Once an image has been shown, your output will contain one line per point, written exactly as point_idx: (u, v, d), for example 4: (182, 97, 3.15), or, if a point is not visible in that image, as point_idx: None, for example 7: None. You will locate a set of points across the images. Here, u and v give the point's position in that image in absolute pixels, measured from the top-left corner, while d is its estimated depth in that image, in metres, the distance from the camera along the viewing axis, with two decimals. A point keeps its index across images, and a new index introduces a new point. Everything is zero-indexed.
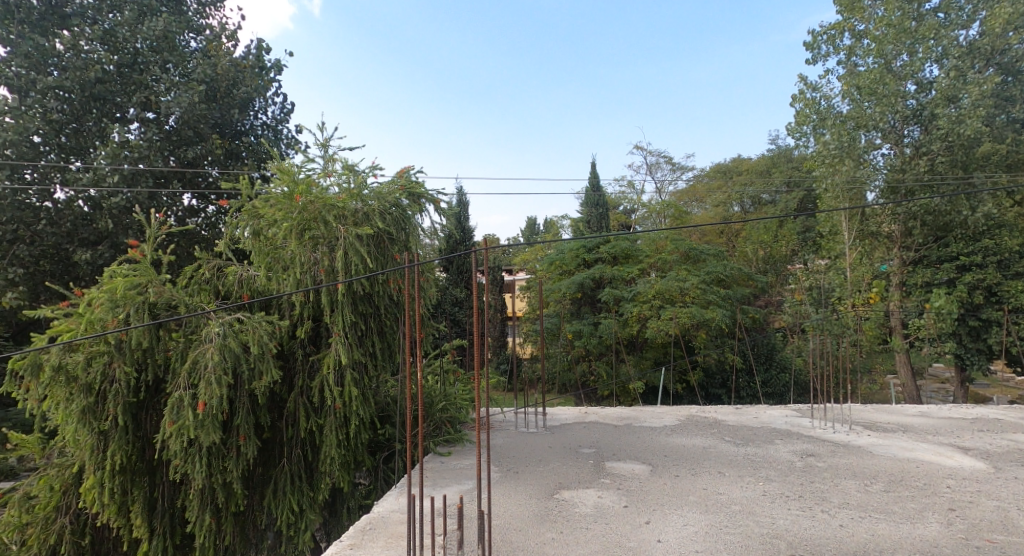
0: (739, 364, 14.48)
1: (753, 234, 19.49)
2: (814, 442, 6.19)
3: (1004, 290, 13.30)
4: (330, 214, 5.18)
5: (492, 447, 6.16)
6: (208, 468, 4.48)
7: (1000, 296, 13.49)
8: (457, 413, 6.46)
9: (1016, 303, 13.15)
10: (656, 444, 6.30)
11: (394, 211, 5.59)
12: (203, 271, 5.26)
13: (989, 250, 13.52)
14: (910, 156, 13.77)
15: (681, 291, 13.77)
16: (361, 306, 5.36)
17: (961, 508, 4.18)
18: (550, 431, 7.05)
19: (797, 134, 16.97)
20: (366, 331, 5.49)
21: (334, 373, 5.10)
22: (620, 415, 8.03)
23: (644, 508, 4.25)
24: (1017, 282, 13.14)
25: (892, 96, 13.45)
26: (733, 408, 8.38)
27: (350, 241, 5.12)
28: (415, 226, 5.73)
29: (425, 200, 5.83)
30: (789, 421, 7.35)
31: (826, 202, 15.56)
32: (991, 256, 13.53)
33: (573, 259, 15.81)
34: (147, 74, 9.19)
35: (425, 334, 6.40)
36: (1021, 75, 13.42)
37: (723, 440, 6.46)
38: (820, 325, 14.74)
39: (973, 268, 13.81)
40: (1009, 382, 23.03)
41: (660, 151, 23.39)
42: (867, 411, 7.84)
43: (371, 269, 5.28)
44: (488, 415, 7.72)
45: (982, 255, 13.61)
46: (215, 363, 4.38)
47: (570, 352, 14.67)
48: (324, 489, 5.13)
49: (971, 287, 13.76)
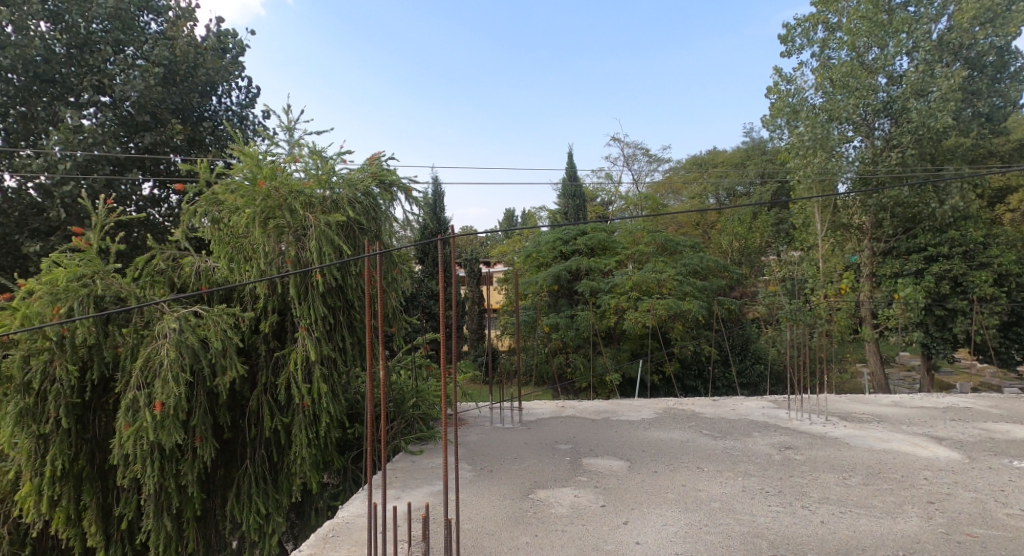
0: (715, 355, 14.54)
1: (729, 225, 19.60)
2: (791, 435, 6.14)
3: (969, 280, 13.58)
4: (297, 201, 4.89)
5: (467, 445, 5.99)
6: (163, 472, 4.19)
7: (965, 286, 13.75)
8: (429, 410, 6.26)
9: (981, 292, 13.44)
10: (634, 439, 6.19)
11: (365, 199, 5.34)
12: (156, 262, 4.90)
13: (956, 241, 13.91)
14: (881, 149, 13.95)
15: (658, 283, 13.79)
16: (331, 299, 5.11)
17: (940, 501, 4.13)
18: (526, 426, 6.90)
19: (771, 127, 17.04)
20: (335, 325, 5.24)
21: (302, 370, 4.83)
22: (597, 409, 7.92)
23: (622, 508, 4.12)
24: (981, 272, 13.43)
25: (865, 89, 13.56)
26: (710, 400, 8.32)
27: (319, 230, 4.85)
28: (386, 216, 5.49)
29: (397, 188, 5.59)
30: (766, 413, 7.30)
31: (800, 193, 15.65)
32: (958, 248, 13.92)
33: (550, 251, 15.65)
34: (100, 56, 8.88)
35: (397, 328, 6.16)
36: (986, 70, 13.79)
37: (701, 433, 6.37)
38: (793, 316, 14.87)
39: (940, 259, 14.10)
40: (972, 368, 23.71)
41: (637, 143, 23.38)
42: (842, 401, 7.85)
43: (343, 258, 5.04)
44: (462, 410, 7.52)
45: (948, 246, 13.97)
46: (171, 361, 4.10)
47: (547, 344, 14.54)
48: (290, 491, 4.88)
49: (938, 278, 14.00)
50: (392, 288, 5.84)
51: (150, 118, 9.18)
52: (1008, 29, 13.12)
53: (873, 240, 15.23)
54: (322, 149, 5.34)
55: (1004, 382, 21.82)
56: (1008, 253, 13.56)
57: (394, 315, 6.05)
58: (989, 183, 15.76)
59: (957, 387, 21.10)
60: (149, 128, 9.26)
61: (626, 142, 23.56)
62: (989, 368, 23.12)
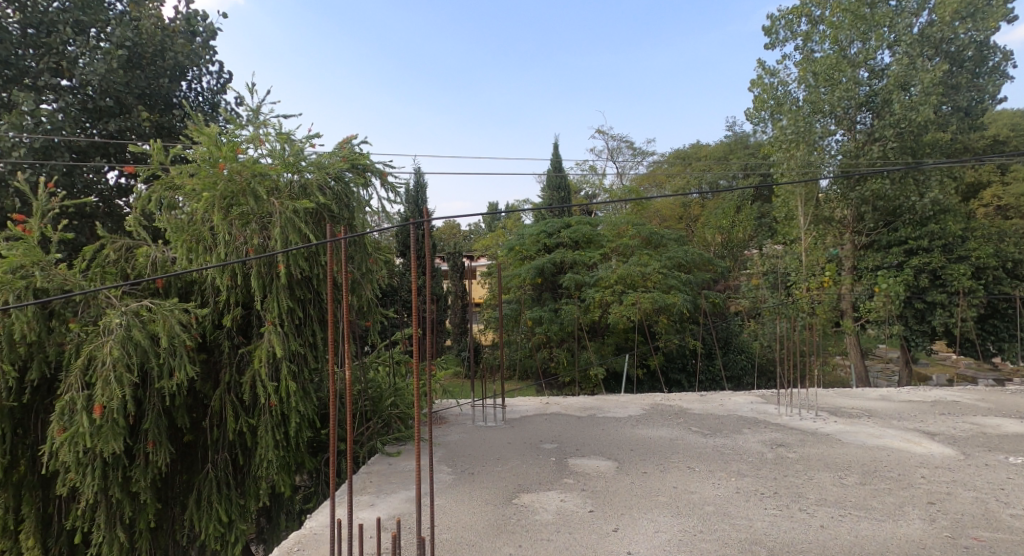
0: (700, 349, 14.43)
1: (713, 218, 19.51)
2: (782, 431, 5.97)
3: (948, 273, 13.67)
4: (261, 184, 4.60)
5: (447, 445, 5.72)
6: (109, 480, 3.91)
7: (944, 279, 13.84)
8: (408, 409, 5.98)
9: (960, 285, 13.51)
10: (622, 437, 5.97)
11: (336, 184, 5.04)
12: (108, 253, 4.55)
13: (935, 234, 13.95)
14: (863, 142, 13.92)
15: (643, 276, 13.65)
16: (299, 291, 4.82)
17: (941, 501, 3.95)
18: (510, 424, 6.64)
19: (755, 120, 16.97)
20: (305, 319, 4.96)
21: (268, 366, 4.54)
22: (583, 405, 7.70)
23: (611, 513, 3.89)
24: (960, 266, 13.52)
25: (847, 83, 13.51)
26: (697, 395, 8.16)
27: (286, 217, 4.55)
28: (359, 202, 5.19)
29: (371, 172, 5.27)
30: (755, 408, 7.14)
31: (783, 186, 15.59)
32: (937, 241, 13.98)
33: (534, 244, 15.45)
34: (58, 37, 8.41)
35: (373, 323, 5.86)
36: (966, 64, 13.83)
37: (690, 430, 6.18)
38: (776, 309, 14.83)
39: (920, 252, 14.18)
40: (947, 360, 24.04)
41: (621, 136, 23.21)
42: (830, 395, 7.71)
43: (310, 245, 4.77)
44: (443, 408, 7.25)
45: (928, 240, 14.01)
46: (115, 360, 3.77)
47: (531, 339, 14.32)
48: (257, 496, 4.58)
49: (917, 270, 14.12)
50: (369, 281, 5.56)
51: (114, 105, 8.77)
52: (987, 24, 13.24)
53: (854, 233, 15.27)
54: (290, 130, 5.02)
55: (980, 374, 22.15)
56: (986, 246, 13.69)
57: (371, 308, 5.76)
58: (967, 178, 15.88)
59: (934, 378, 21.35)
60: (113, 115, 8.87)
61: (610, 135, 23.39)
62: (964, 359, 23.51)
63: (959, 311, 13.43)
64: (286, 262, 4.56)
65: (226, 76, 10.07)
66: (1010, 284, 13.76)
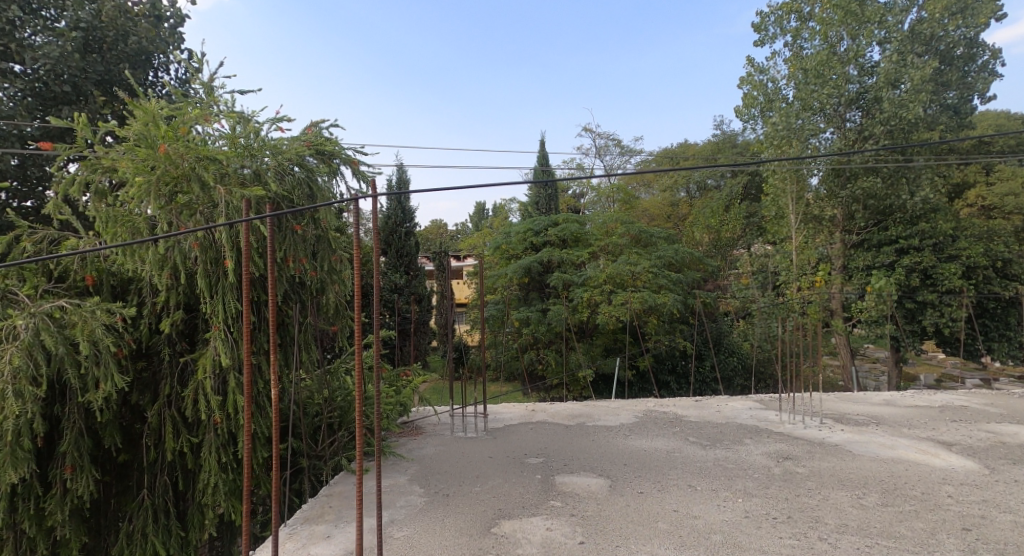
0: (691, 350, 13.99)
1: (702, 217, 19.14)
2: (786, 441, 5.52)
3: (938, 273, 13.41)
4: (208, 169, 3.99)
5: (421, 461, 5.18)
6: (15, 512, 3.49)
7: (935, 279, 13.57)
8: (379, 420, 5.45)
9: (950, 285, 13.25)
10: (613, 449, 5.48)
11: (299, 171, 4.47)
12: (27, 246, 3.98)
13: (926, 233, 13.68)
14: (854, 139, 13.57)
15: (633, 276, 13.21)
16: (252, 292, 4.26)
17: (977, 527, 3.49)
18: (492, 435, 6.11)
19: (745, 117, 16.58)
20: (259, 324, 4.40)
21: (214, 377, 4.01)
22: (571, 412, 7.20)
23: (605, 545, 3.38)
24: (950, 265, 13.26)
25: (838, 79, 13.16)
26: (692, 401, 7.70)
27: (236, 205, 3.95)
28: (325, 192, 4.60)
29: (338, 159, 4.70)
30: (754, 416, 6.68)
31: (772, 185, 15.23)
32: (928, 240, 13.70)
33: (520, 243, 14.94)
34: (8, 17, 7.75)
35: (341, 327, 5.30)
36: (955, 62, 13.62)
37: (687, 441, 5.70)
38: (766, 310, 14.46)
39: (910, 251, 13.90)
40: (934, 360, 23.94)
41: (608, 134, 22.78)
42: (832, 401, 7.27)
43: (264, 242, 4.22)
44: (421, 417, 6.72)
45: (919, 239, 13.74)
46: (14, 372, 3.29)
47: (517, 341, 13.81)
48: (200, 527, 4.08)
49: (908, 270, 13.84)
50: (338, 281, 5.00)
51: (70, 91, 8.04)
52: (976, 20, 13.03)
53: (844, 232, 14.97)
54: (245, 109, 4.42)
55: (966, 374, 22.06)
56: (976, 246, 13.47)
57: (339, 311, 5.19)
58: (955, 176, 15.69)
59: (922, 378, 21.19)
60: (70, 103, 8.11)
61: (597, 133, 22.95)
62: (950, 359, 23.41)
63: (950, 311, 13.16)
64: (235, 261, 3.97)
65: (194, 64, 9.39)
66: (1000, 283, 13.55)
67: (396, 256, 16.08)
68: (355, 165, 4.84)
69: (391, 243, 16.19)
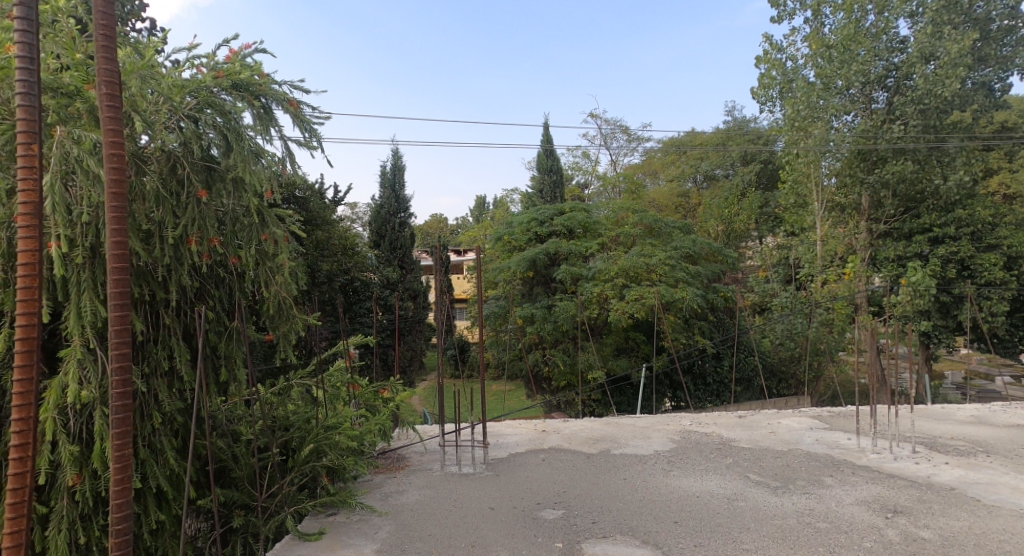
0: (709, 349, 12.60)
1: (713, 207, 17.72)
2: (883, 483, 4.18)
3: (977, 264, 11.90)
4: (49, 102, 2.76)
5: (398, 516, 3.91)
6: None
7: (973, 270, 12.07)
8: (342, 459, 4.12)
9: (989, 277, 11.77)
10: (653, 492, 4.16)
11: (209, 130, 3.33)
12: None
13: (962, 221, 12.10)
14: (882, 120, 12.07)
15: (648, 268, 11.80)
16: (135, 288, 3.14)
17: None
18: (494, 470, 4.77)
19: (763, 98, 15.04)
20: (153, 337, 3.30)
21: (68, 415, 2.87)
22: (591, 435, 5.87)
23: None
24: (991, 255, 11.74)
25: (865, 56, 11.87)
26: (736, 419, 6.36)
27: (81, 159, 2.75)
28: (251, 145, 3.43)
29: (266, 96, 3.48)
30: (823, 441, 5.33)
31: (794, 170, 13.85)
32: (964, 228, 12.13)
33: (524, 234, 13.42)
34: None
35: (288, 333, 3.94)
36: (990, 37, 11.80)
37: (749, 479, 4.37)
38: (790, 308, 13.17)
39: (946, 240, 12.35)
40: (957, 357, 22.23)
41: (614, 121, 21.39)
42: (910, 417, 5.89)
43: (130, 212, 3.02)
44: (407, 447, 5.41)
45: (954, 227, 12.17)
46: None
47: (521, 339, 12.44)
48: None
49: (943, 260, 12.35)
50: (276, 272, 3.72)
51: None
52: None
53: (870, 221, 13.37)
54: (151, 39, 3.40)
55: (993, 371, 20.46)
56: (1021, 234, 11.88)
57: (280, 313, 3.84)
58: (990, 160, 14.16)
59: (949, 376, 19.66)
60: None
61: (603, 119, 21.62)
62: (973, 355, 21.79)
63: (991, 305, 11.67)
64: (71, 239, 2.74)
65: (159, 29, 7.76)
66: None
67: (390, 248, 14.76)
68: (295, 109, 3.59)
69: (383, 235, 14.84)
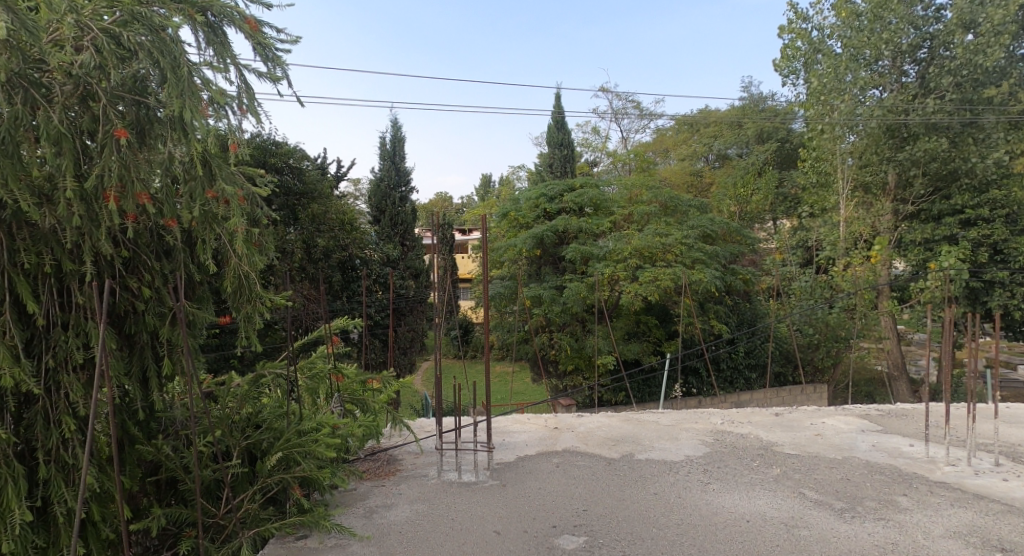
0: (728, 335, 11.81)
1: (726, 186, 16.78)
2: (972, 507, 3.44)
3: (1011, 248, 10.72)
4: None
5: (381, 542, 3.20)
6: None
7: (1006, 255, 10.91)
8: (313, 472, 3.38)
9: None
10: (694, 515, 3.42)
11: (140, 54, 2.39)
12: None
13: (997, 202, 10.83)
14: (913, 94, 10.92)
15: (663, 248, 11.03)
16: (31, 258, 2.32)
17: None
18: (500, 479, 4.04)
19: (785, 71, 14.08)
20: (65, 320, 2.47)
21: None
22: (609, 435, 5.14)
23: None
24: None
25: (897, 24, 10.70)
26: (774, 418, 5.62)
27: None
28: (195, 75, 2.50)
29: (213, 12, 2.55)
30: (882, 448, 4.58)
31: (815, 148, 12.82)
32: (999, 210, 10.87)
33: (531, 210, 12.57)
34: None
35: (250, 315, 3.01)
36: None
37: (806, 498, 3.64)
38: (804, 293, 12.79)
39: (978, 223, 11.11)
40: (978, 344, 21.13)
41: (626, 96, 20.40)
42: (978, 420, 5.11)
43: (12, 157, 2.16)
44: (398, 448, 4.70)
45: (988, 208, 10.93)
46: None
47: (527, 321, 11.70)
48: None
49: (974, 244, 11.18)
50: (233, 239, 2.79)
51: None
52: None
53: (897, 201, 12.02)
54: None
55: (1015, 360, 19.42)
56: None
57: (240, 291, 2.92)
58: None
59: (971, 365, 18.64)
60: None
61: (614, 94, 20.63)
62: (996, 342, 20.68)
63: None
64: None
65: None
66: None
67: (391, 224, 14.01)
68: (252, 29, 2.60)
69: (383, 210, 14.08)
